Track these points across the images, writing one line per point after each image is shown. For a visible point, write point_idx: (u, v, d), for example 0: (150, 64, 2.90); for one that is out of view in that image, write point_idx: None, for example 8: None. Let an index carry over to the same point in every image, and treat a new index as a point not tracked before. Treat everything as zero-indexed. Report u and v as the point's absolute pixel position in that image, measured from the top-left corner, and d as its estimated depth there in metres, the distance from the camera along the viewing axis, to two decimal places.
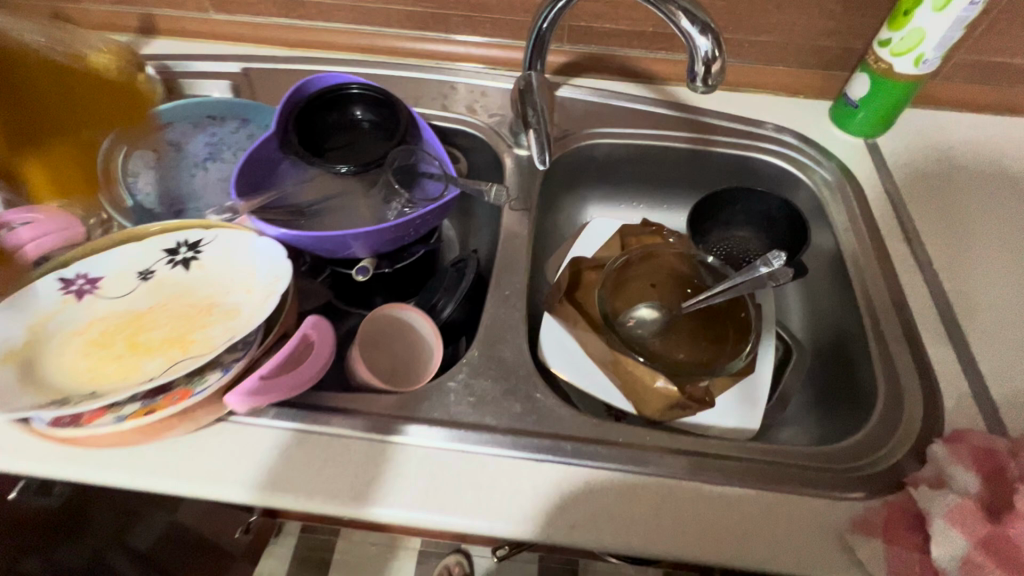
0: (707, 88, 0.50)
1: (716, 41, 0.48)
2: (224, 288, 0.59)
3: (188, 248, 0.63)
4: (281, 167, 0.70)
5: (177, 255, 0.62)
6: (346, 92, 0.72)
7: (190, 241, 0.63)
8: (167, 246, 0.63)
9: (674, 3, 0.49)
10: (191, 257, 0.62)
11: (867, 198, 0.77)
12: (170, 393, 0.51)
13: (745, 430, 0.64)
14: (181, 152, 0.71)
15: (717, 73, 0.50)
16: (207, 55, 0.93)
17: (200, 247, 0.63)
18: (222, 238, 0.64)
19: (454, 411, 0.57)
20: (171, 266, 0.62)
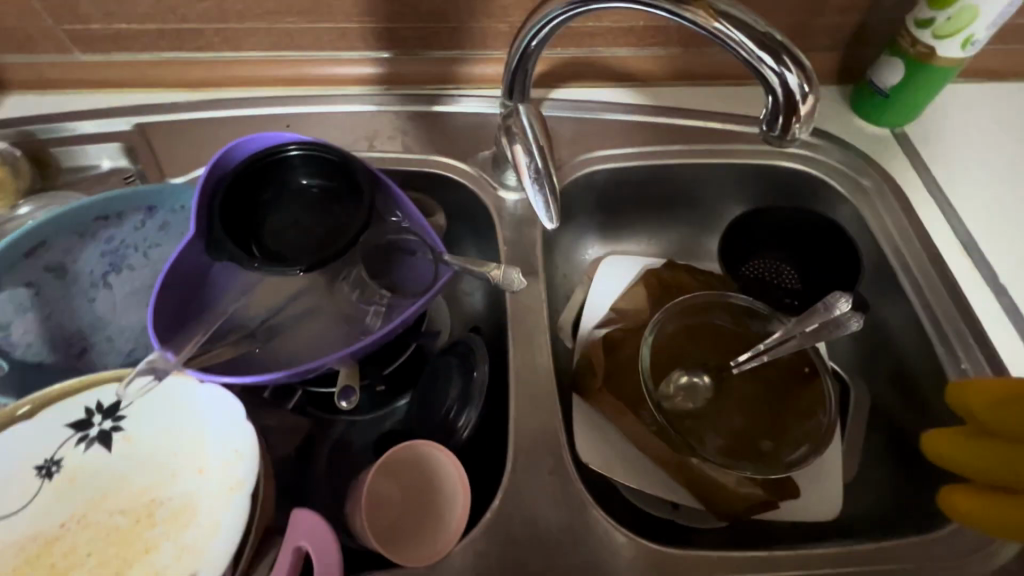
0: (792, 133, 0.39)
1: (805, 73, 0.37)
2: (169, 479, 0.43)
3: (104, 417, 0.45)
4: (215, 273, 0.53)
5: (90, 430, 0.45)
6: (283, 156, 0.55)
7: (105, 405, 0.45)
8: (73, 417, 0.45)
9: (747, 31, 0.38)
10: (110, 428, 0.45)
11: (912, 203, 0.68)
12: None
13: (827, 509, 0.56)
14: (67, 272, 0.52)
15: (807, 115, 0.38)
16: (82, 111, 0.71)
17: (120, 412, 0.45)
18: (150, 396, 0.46)
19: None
20: (85, 448, 0.44)
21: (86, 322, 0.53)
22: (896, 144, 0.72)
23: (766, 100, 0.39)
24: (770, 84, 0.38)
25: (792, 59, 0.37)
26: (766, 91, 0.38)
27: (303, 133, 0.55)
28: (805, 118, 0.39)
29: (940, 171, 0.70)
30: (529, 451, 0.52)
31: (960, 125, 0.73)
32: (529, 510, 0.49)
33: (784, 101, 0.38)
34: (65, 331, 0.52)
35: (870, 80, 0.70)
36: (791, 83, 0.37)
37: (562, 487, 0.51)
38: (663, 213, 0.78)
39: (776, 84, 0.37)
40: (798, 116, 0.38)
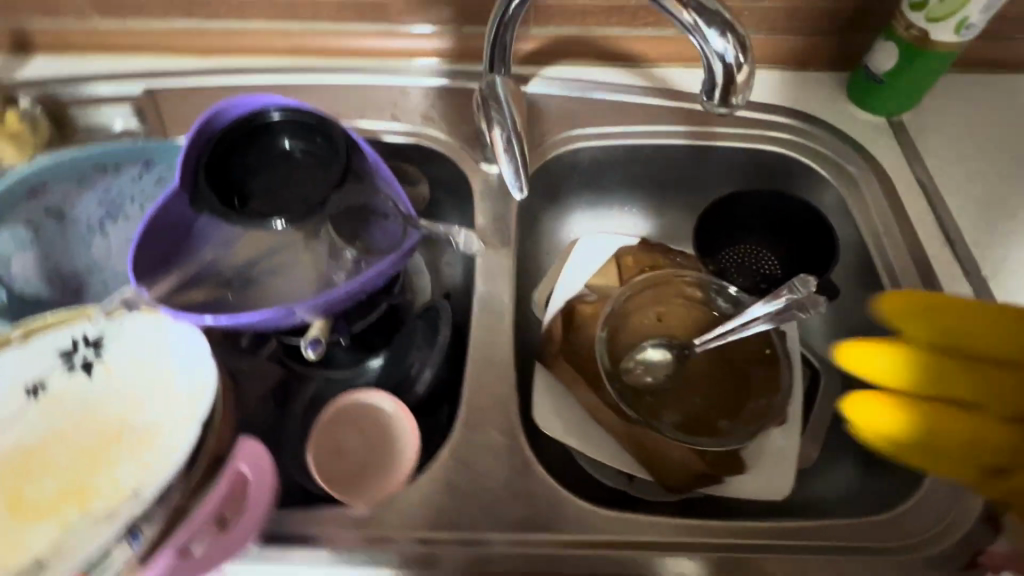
0: (729, 104, 0.40)
1: (740, 44, 0.37)
2: (138, 406, 0.46)
3: (88, 347, 0.49)
4: (198, 226, 0.56)
5: (75, 358, 0.48)
6: (267, 121, 0.58)
7: (91, 336, 0.49)
8: (62, 345, 0.49)
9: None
10: (92, 357, 0.49)
11: (900, 192, 0.66)
12: None
13: (780, 491, 0.56)
14: (67, 217, 0.57)
15: (743, 86, 0.39)
16: (100, 74, 0.76)
17: (100, 343, 0.49)
18: (132, 330, 0.50)
19: (456, 523, 0.49)
20: (67, 374, 0.48)
21: (83, 264, 0.57)
22: (893, 133, 0.70)
23: (705, 71, 0.39)
24: (707, 56, 0.38)
25: (726, 30, 0.37)
26: (703, 63, 0.39)
27: (283, 97, 0.58)
28: (742, 88, 0.39)
29: (935, 162, 0.68)
30: (481, 412, 0.54)
31: (962, 115, 0.70)
32: (473, 465, 0.52)
33: (720, 74, 0.38)
34: (63, 271, 0.57)
35: (867, 66, 0.68)
36: (727, 55, 0.37)
37: (509, 448, 0.52)
38: (649, 194, 0.78)
39: (712, 57, 0.38)
40: (736, 87, 0.39)
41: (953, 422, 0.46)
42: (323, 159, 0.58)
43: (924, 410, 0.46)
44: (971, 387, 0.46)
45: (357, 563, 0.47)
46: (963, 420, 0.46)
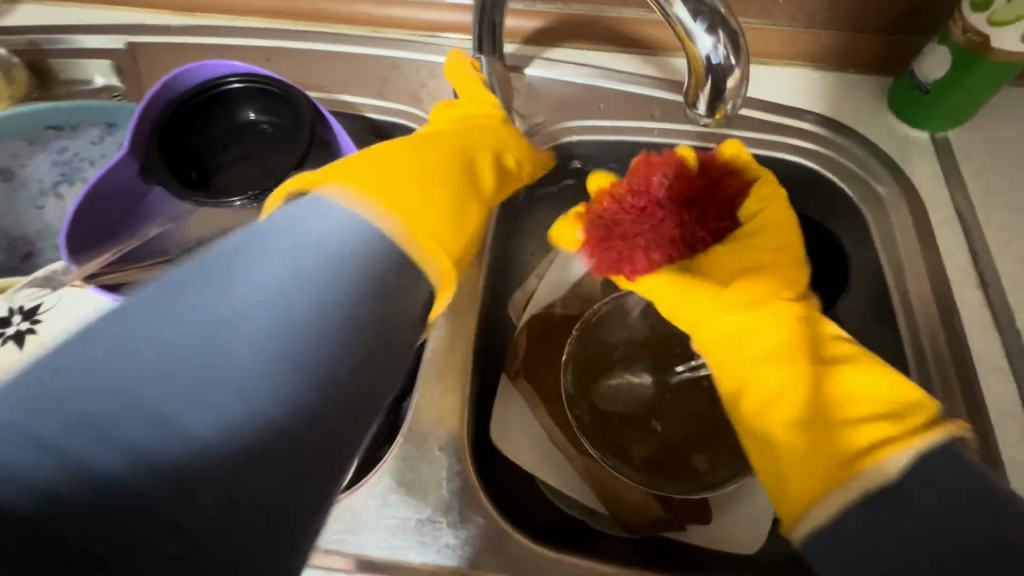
0: (708, 117, 0.34)
1: (737, 90, 0.31)
2: None
3: (23, 317, 0.47)
4: (149, 199, 0.53)
5: (8, 328, 0.47)
6: (225, 88, 0.54)
7: (27, 307, 0.47)
8: None
9: (720, 99, 0.32)
10: (25, 328, 0.47)
11: (933, 220, 0.58)
12: None
13: (749, 549, 0.49)
14: (19, 179, 0.55)
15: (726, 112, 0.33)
16: (84, 25, 0.72)
17: (37, 314, 0.47)
18: (70, 298, 0.47)
19: (368, 543, 0.44)
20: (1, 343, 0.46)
21: (32, 226, 0.55)
22: (934, 153, 0.62)
23: (701, 90, 0.32)
24: (708, 83, 0.31)
25: (730, 96, 0.32)
26: (698, 80, 0.32)
27: (246, 63, 0.53)
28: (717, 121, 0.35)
29: (979, 189, 0.60)
30: (426, 428, 0.48)
31: (1014, 140, 0.62)
32: (409, 489, 0.46)
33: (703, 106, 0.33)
34: (12, 235, 0.54)
35: (913, 71, 0.60)
36: (731, 87, 0.31)
37: (453, 470, 0.47)
38: None
39: (720, 76, 0.31)
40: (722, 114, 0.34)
41: (731, 338, 0.46)
42: (289, 137, 0.55)
43: (706, 312, 0.47)
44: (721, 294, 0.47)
45: None
46: (740, 310, 0.46)
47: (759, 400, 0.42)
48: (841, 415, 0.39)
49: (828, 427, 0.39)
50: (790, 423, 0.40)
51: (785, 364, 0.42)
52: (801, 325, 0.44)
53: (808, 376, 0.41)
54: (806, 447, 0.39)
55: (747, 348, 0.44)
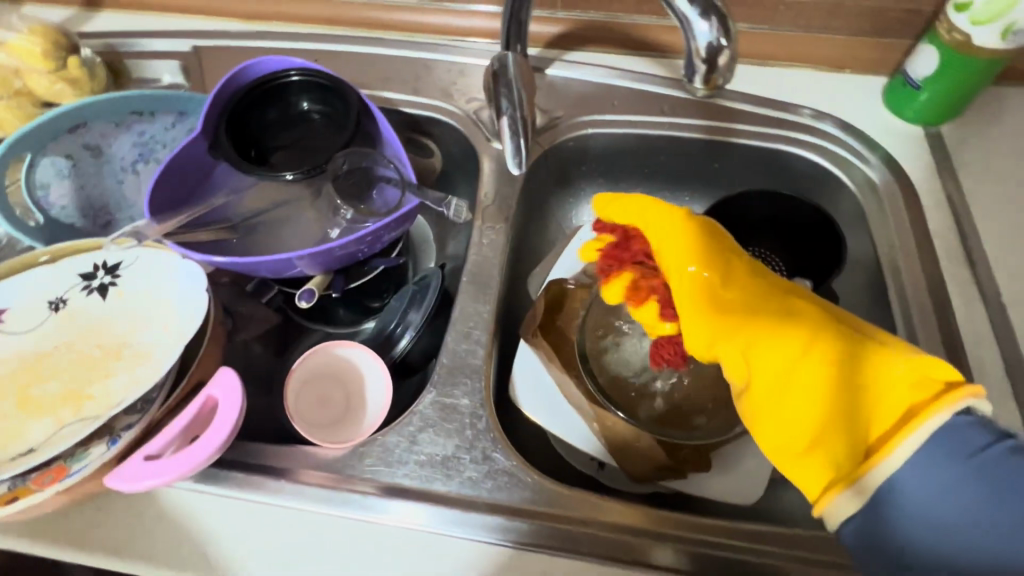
0: (703, 91, 0.39)
1: (728, 66, 0.37)
2: (138, 325, 0.51)
3: (105, 272, 0.53)
4: (215, 173, 0.61)
5: (93, 281, 0.53)
6: (286, 81, 0.61)
7: (109, 263, 0.54)
8: (83, 270, 0.53)
9: (714, 74, 0.37)
10: (107, 282, 0.53)
11: (924, 205, 0.63)
12: (42, 474, 0.43)
13: (748, 498, 0.53)
14: (103, 156, 0.62)
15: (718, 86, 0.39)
16: (155, 31, 0.82)
17: (118, 270, 0.53)
18: (146, 259, 0.54)
19: (399, 474, 0.50)
20: (86, 294, 0.52)
21: (111, 198, 0.62)
22: (926, 145, 0.67)
23: (696, 66, 0.38)
24: (702, 59, 0.37)
25: (722, 71, 0.37)
26: (692, 57, 0.37)
27: (306, 60, 0.61)
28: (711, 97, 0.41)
29: (969, 179, 0.64)
30: (453, 379, 0.54)
31: (1003, 134, 0.66)
32: (437, 429, 0.52)
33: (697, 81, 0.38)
34: (94, 204, 0.61)
35: (906, 71, 0.65)
36: (722, 63, 0.37)
37: (476, 415, 0.52)
38: (660, 187, 0.77)
39: (712, 52, 0.36)
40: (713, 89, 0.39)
41: (748, 347, 0.46)
42: (338, 123, 0.62)
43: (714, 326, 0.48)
44: (743, 314, 0.47)
45: (316, 500, 0.48)
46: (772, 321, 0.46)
47: (790, 408, 0.44)
48: (878, 407, 0.41)
49: (860, 422, 0.41)
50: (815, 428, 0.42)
51: (814, 368, 0.43)
52: (830, 328, 0.45)
53: (844, 372, 0.43)
54: (828, 449, 0.41)
55: (779, 354, 0.45)
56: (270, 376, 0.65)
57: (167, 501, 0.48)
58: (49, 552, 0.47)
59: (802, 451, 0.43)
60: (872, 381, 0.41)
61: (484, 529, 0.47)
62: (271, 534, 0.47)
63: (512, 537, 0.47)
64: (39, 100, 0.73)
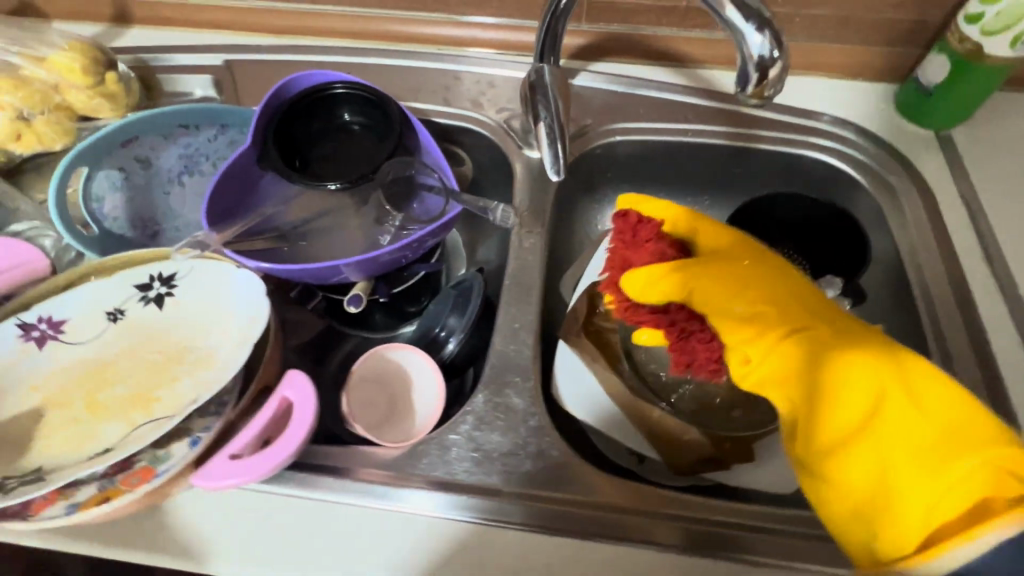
0: (752, 100, 0.41)
1: (779, 77, 0.39)
2: (199, 331, 0.52)
3: (161, 283, 0.54)
4: (262, 183, 0.62)
5: (150, 292, 0.54)
6: (330, 94, 0.63)
7: (164, 274, 0.55)
8: (140, 280, 0.54)
9: (764, 83, 0.40)
10: (164, 291, 0.54)
11: (940, 204, 0.66)
12: (130, 473, 0.42)
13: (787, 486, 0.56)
14: (152, 168, 0.64)
15: (769, 95, 0.41)
16: (186, 46, 0.83)
17: (174, 281, 0.54)
18: (202, 269, 0.55)
19: (458, 471, 0.52)
20: (144, 304, 0.54)
21: (160, 209, 0.63)
22: (939, 148, 0.70)
23: (748, 75, 0.40)
24: (753, 69, 0.39)
25: (773, 79, 0.40)
26: (745, 66, 0.40)
27: (350, 73, 0.63)
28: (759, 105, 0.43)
29: (981, 179, 0.68)
30: (503, 379, 0.56)
31: (1010, 137, 0.70)
32: (491, 427, 0.54)
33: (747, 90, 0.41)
34: (144, 215, 0.62)
35: (917, 78, 0.68)
36: (773, 73, 0.39)
37: (528, 413, 0.55)
38: (683, 191, 0.80)
39: (764, 62, 0.39)
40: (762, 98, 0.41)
41: (799, 397, 0.43)
42: (379, 134, 0.64)
43: (757, 376, 0.45)
44: (798, 362, 0.43)
45: (380, 497, 0.50)
46: (835, 375, 0.42)
47: (842, 474, 0.41)
48: (939, 495, 0.37)
49: (914, 510, 0.37)
50: (858, 498, 0.40)
51: (870, 440, 0.40)
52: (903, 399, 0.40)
53: (913, 442, 0.39)
54: (870, 522, 0.39)
55: (841, 406, 0.41)
56: (315, 382, 0.67)
57: (234, 503, 0.50)
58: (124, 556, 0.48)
59: (847, 517, 0.41)
60: (935, 470, 0.37)
61: (543, 520, 0.50)
62: (338, 531, 0.49)
63: (570, 527, 0.50)
64: (77, 114, 0.74)
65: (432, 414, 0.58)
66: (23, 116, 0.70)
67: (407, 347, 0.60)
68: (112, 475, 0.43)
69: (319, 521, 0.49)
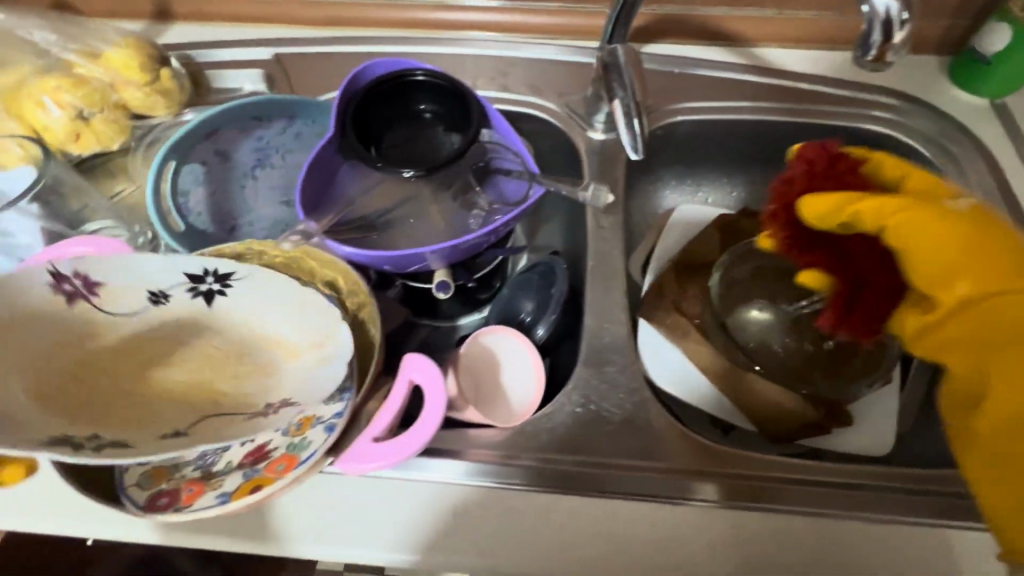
0: (873, 63, 0.43)
1: (902, 38, 0.41)
2: (256, 338, 0.49)
3: (215, 279, 0.47)
4: (343, 174, 0.62)
5: (201, 285, 0.47)
6: (409, 80, 0.62)
7: (220, 270, 0.47)
8: (190, 269, 0.47)
9: (886, 46, 0.41)
10: (216, 289, 0.48)
11: (1003, 170, 0.68)
12: (274, 462, 0.44)
13: (877, 448, 0.58)
14: (227, 162, 0.64)
15: (891, 56, 0.42)
16: (232, 41, 0.82)
17: (229, 281, 0.48)
18: (261, 280, 0.47)
19: (572, 449, 0.52)
20: (192, 295, 0.48)
21: (239, 203, 0.63)
22: (994, 116, 0.72)
23: (870, 39, 0.41)
24: (876, 33, 0.41)
25: (895, 41, 0.41)
26: (867, 31, 0.41)
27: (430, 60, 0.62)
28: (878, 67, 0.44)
29: None
30: (603, 358, 0.57)
31: None
32: (598, 404, 0.55)
33: (868, 54, 0.42)
34: (224, 210, 0.62)
35: (975, 47, 0.70)
36: (896, 36, 0.40)
37: (632, 389, 0.55)
38: (740, 169, 0.81)
39: (887, 25, 0.40)
40: (885, 60, 0.42)
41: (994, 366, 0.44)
42: (456, 121, 0.64)
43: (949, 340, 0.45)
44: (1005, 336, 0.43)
45: (500, 478, 0.50)
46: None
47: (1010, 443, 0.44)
48: None
49: None
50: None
51: None
52: None
53: None
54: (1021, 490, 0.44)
55: None
56: None
57: (357, 490, 0.49)
58: (249, 549, 0.48)
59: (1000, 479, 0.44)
60: None
61: (667, 490, 0.51)
62: (462, 513, 0.49)
63: (694, 495, 0.50)
64: (132, 112, 0.72)
65: (528, 396, 0.58)
66: (83, 115, 0.68)
67: (500, 329, 0.61)
68: (253, 466, 0.44)
69: (442, 504, 0.49)
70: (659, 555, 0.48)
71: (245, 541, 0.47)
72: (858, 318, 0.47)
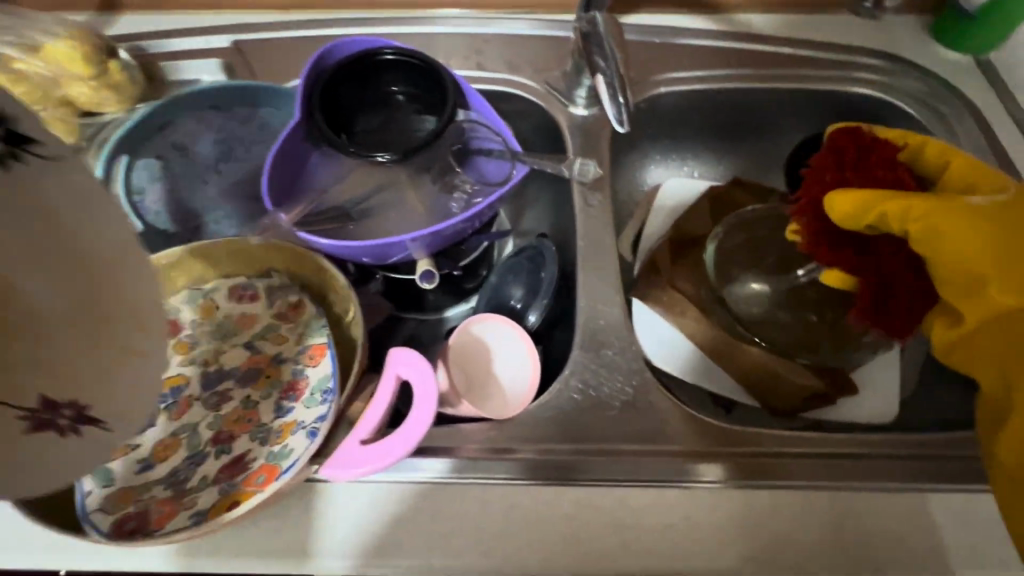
0: None
1: None
2: None
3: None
4: (312, 163, 0.59)
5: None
6: (377, 59, 0.58)
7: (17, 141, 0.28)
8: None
9: None
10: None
11: (992, 126, 0.67)
12: (254, 474, 0.40)
13: (881, 416, 0.57)
14: (186, 156, 0.59)
15: None
16: (187, 30, 0.77)
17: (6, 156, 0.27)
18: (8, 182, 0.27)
19: (574, 438, 0.50)
20: None
21: (203, 200, 0.59)
22: (980, 72, 0.71)
23: None
24: None
25: None
26: None
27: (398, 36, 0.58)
28: None
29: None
30: (600, 341, 0.55)
31: None
32: (597, 390, 0.52)
33: None
34: (187, 208, 0.59)
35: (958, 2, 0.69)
36: None
37: (632, 371, 0.53)
38: (726, 140, 0.78)
39: None
40: None
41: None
42: (430, 102, 0.61)
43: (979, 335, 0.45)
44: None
45: (500, 473, 0.48)
46: None
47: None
48: None
49: None
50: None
51: None
52: None
53: None
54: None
55: None
56: None
57: (349, 497, 0.46)
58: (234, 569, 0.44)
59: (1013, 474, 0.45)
60: None
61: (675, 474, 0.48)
62: (462, 514, 0.46)
63: (703, 477, 0.48)
64: (79, 109, 0.68)
65: (522, 387, 0.56)
66: None
67: (490, 316, 0.58)
68: (231, 481, 0.41)
69: (440, 506, 0.46)
70: (673, 543, 0.46)
71: (229, 561, 0.44)
72: (889, 314, 0.47)
